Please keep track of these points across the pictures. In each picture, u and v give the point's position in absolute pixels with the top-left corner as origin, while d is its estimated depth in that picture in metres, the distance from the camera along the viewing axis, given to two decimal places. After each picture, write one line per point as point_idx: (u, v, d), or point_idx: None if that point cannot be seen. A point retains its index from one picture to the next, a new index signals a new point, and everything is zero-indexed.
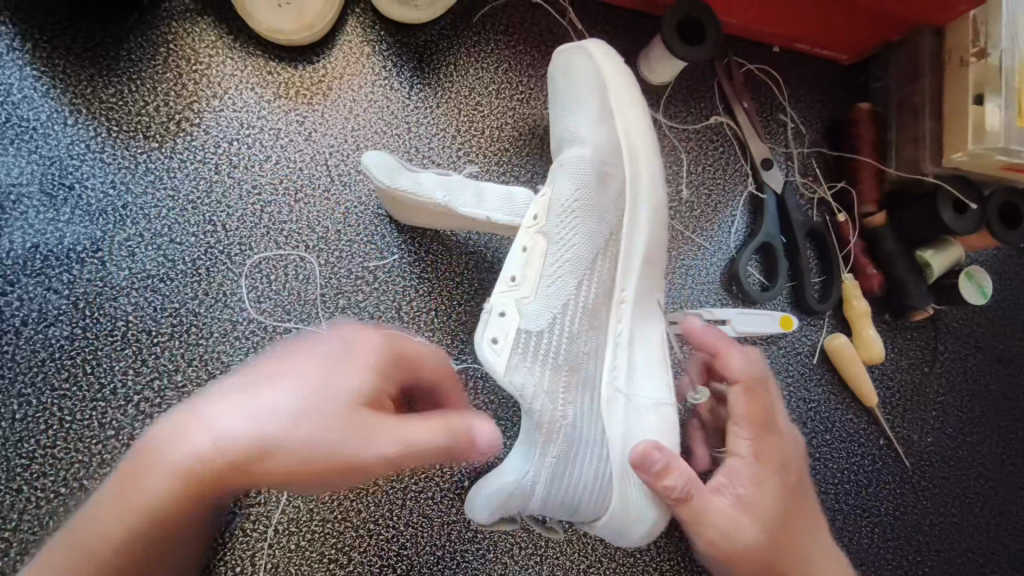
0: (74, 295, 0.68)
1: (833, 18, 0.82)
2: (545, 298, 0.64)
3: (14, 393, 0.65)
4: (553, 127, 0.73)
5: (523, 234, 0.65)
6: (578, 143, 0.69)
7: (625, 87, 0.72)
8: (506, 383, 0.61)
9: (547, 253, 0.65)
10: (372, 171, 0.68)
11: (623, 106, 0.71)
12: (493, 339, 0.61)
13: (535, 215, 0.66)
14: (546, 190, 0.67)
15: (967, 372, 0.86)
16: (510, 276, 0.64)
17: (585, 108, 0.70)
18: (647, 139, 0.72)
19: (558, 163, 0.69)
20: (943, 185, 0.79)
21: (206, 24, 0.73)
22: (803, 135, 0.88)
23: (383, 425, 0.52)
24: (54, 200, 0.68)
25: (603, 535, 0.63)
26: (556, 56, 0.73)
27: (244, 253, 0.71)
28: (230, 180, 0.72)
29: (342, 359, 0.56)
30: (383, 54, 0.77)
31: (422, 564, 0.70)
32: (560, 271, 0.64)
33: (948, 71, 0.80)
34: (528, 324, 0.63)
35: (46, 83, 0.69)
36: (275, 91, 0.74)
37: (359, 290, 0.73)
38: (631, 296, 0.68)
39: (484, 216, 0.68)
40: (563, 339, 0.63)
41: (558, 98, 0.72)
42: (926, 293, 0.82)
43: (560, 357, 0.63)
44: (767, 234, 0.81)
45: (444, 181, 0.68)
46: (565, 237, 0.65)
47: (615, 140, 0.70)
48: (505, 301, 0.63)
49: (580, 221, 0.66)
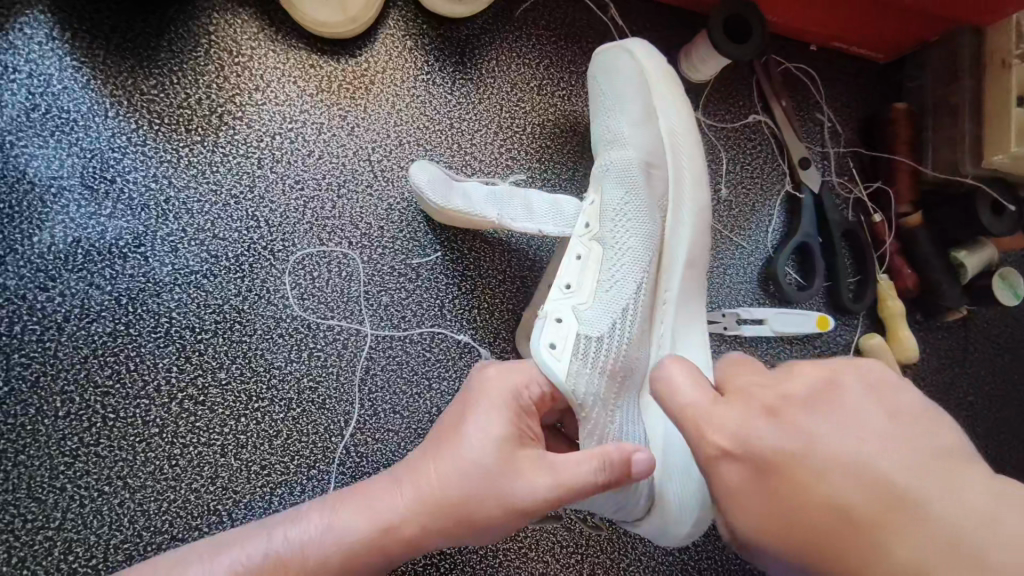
0: (117, 290, 0.67)
1: (872, 16, 0.82)
2: (604, 304, 0.63)
3: (57, 390, 0.64)
4: (593, 127, 0.73)
5: (575, 243, 0.66)
6: (619, 147, 0.69)
7: (664, 84, 0.71)
8: (566, 391, 0.59)
9: (603, 258, 0.65)
10: (423, 189, 0.69)
11: (667, 106, 0.71)
12: (550, 345, 0.60)
13: (586, 223, 0.67)
14: (594, 198, 0.68)
15: (996, 373, 0.87)
16: (565, 283, 0.64)
17: (627, 110, 0.69)
18: (690, 138, 0.71)
19: (603, 167, 0.69)
20: (985, 187, 0.80)
21: (248, 15, 0.72)
22: (839, 134, 0.88)
23: (540, 463, 0.53)
24: (96, 193, 0.67)
25: (650, 535, 0.63)
26: (596, 57, 0.73)
27: (287, 249, 0.70)
28: (272, 174, 0.71)
29: (491, 399, 0.57)
30: (425, 48, 0.76)
31: (465, 563, 0.70)
32: (617, 274, 0.65)
33: (989, 74, 0.80)
34: (587, 329, 0.62)
35: (86, 73, 0.68)
36: (317, 85, 0.73)
37: (402, 287, 0.72)
38: (673, 296, 0.68)
39: (535, 229, 0.68)
40: (623, 343, 0.63)
41: (602, 97, 0.72)
42: (960, 295, 0.82)
43: (619, 362, 0.62)
44: (803, 235, 0.81)
45: (493, 196, 0.69)
46: (618, 241, 0.65)
47: (659, 139, 0.69)
48: (561, 308, 0.63)
49: (634, 224, 0.66)
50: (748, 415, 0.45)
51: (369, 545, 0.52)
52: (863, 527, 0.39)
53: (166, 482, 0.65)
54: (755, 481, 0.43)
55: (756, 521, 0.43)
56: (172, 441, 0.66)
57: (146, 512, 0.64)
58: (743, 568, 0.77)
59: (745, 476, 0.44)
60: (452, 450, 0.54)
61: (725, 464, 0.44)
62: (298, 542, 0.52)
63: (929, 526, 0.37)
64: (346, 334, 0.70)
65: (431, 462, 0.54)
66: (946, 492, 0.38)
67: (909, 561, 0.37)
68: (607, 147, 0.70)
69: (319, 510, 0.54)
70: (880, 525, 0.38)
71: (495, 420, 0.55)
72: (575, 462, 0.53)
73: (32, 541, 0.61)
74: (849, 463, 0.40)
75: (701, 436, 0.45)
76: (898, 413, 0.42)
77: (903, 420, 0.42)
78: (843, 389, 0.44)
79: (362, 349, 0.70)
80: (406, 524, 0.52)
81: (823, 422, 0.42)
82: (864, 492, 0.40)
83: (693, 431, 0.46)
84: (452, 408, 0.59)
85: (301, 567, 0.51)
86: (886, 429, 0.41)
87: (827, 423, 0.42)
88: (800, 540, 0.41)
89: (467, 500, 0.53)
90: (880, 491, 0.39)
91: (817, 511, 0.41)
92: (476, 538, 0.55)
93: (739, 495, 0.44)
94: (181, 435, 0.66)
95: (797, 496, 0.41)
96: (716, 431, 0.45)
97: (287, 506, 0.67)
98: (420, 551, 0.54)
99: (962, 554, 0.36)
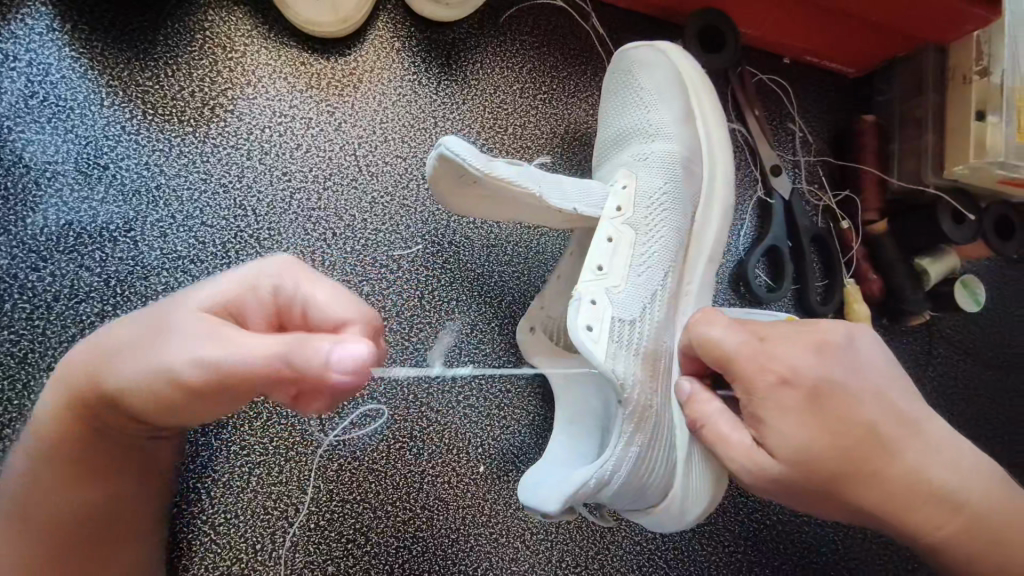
0: (106, 272, 0.69)
1: (843, 34, 0.86)
2: (634, 290, 0.66)
3: (44, 366, 0.66)
4: (611, 120, 0.76)
5: (606, 224, 0.67)
6: (663, 140, 0.73)
7: (701, 89, 0.77)
8: (607, 370, 0.60)
9: (634, 242, 0.67)
10: (456, 159, 0.60)
11: (702, 108, 0.76)
12: (587, 326, 0.61)
13: (617, 206, 0.68)
14: (627, 183, 0.70)
15: (958, 377, 0.90)
16: (597, 266, 0.65)
17: (665, 104, 0.74)
18: (722, 141, 0.77)
19: (639, 156, 0.72)
20: (944, 196, 0.83)
21: (242, 12, 0.75)
22: (810, 144, 0.91)
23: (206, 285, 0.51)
24: (89, 178, 0.70)
25: (640, 522, 0.67)
26: (624, 53, 0.77)
27: (272, 239, 0.73)
28: (260, 166, 0.74)
29: (223, 286, 0.50)
30: (412, 50, 0.80)
31: (436, 546, 0.72)
32: (648, 261, 0.68)
33: (951, 90, 0.84)
34: (618, 312, 0.64)
35: (83, 64, 0.71)
36: (307, 82, 0.76)
37: (383, 278, 0.75)
38: (696, 287, 0.73)
39: (571, 208, 0.65)
40: (649, 329, 0.66)
41: (634, 88, 0.75)
42: (922, 300, 0.85)
43: (646, 348, 0.65)
44: (773, 238, 0.84)
45: (524, 171, 0.63)
46: (651, 229, 0.69)
47: (697, 139, 0.75)
48: (595, 290, 0.64)
49: (668, 214, 0.70)
50: (801, 355, 0.54)
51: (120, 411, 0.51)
52: (888, 443, 0.52)
53: None
54: (803, 405, 0.52)
55: (801, 441, 0.52)
56: None
57: None
58: (709, 559, 0.79)
59: (797, 402, 0.53)
60: (170, 301, 0.50)
61: (781, 391, 0.53)
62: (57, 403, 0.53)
63: (924, 440, 0.53)
64: None
65: (142, 328, 0.49)
66: (927, 419, 0.54)
67: (915, 463, 0.52)
68: (645, 137, 0.73)
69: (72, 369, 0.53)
70: (895, 443, 0.52)
71: (232, 330, 0.45)
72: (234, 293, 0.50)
73: None
74: (869, 392, 0.53)
75: (762, 368, 0.54)
76: (893, 363, 0.55)
77: (896, 368, 0.55)
78: (861, 337, 0.55)
79: None
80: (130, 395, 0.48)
81: (857, 363, 0.54)
82: (885, 417, 0.52)
83: (755, 367, 0.54)
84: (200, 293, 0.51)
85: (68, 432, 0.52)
86: (889, 372, 0.55)
87: (853, 363, 0.54)
88: (839, 454, 0.52)
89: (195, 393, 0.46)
90: (899, 419, 0.53)
91: (857, 432, 0.52)
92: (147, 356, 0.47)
93: (790, 419, 0.53)
94: None
95: (835, 418, 0.52)
96: (777, 364, 0.54)
97: (264, 487, 0.69)
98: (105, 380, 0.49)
99: (942, 457, 0.53)
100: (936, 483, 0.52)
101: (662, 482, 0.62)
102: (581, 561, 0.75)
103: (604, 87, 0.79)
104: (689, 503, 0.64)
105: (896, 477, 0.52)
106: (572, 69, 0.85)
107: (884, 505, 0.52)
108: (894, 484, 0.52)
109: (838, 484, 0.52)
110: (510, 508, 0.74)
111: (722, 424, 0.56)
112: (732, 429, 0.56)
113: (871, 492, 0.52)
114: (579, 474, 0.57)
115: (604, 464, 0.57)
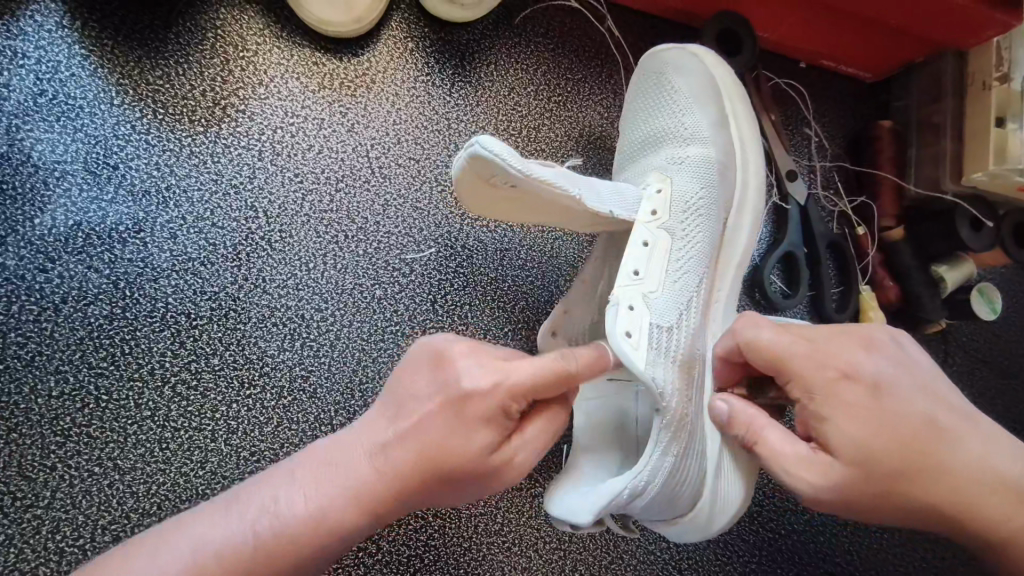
0: (115, 274, 0.68)
1: (860, 38, 0.85)
2: (669, 295, 0.64)
3: (51, 370, 0.65)
4: (642, 123, 0.74)
5: (643, 228, 0.65)
6: (698, 144, 0.72)
7: (735, 95, 0.75)
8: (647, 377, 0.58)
9: (671, 249, 0.66)
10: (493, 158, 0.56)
11: (737, 115, 0.75)
12: (626, 334, 0.58)
13: (652, 212, 0.67)
14: (662, 188, 0.69)
15: (973, 386, 0.89)
16: (633, 271, 0.63)
17: (704, 109, 0.73)
18: (756, 147, 0.76)
19: (675, 159, 0.71)
20: (964, 205, 0.82)
21: (255, 12, 0.74)
22: (826, 148, 0.91)
23: (424, 386, 0.50)
24: (99, 178, 0.69)
25: (666, 534, 0.66)
26: (653, 55, 0.75)
27: (284, 240, 0.72)
28: (272, 166, 0.73)
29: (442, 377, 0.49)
30: (425, 50, 0.79)
31: (448, 555, 0.71)
32: (684, 267, 0.67)
33: (971, 95, 0.83)
34: (655, 318, 0.62)
35: (94, 62, 0.70)
36: (319, 81, 0.75)
37: (395, 281, 0.73)
38: (726, 295, 0.72)
39: (607, 211, 0.63)
40: (684, 337, 0.64)
41: (668, 92, 0.74)
42: (940, 307, 0.84)
43: (681, 355, 0.63)
44: (790, 244, 0.82)
45: (561, 173, 0.59)
46: (687, 235, 0.68)
47: (732, 146, 0.74)
48: (631, 295, 0.61)
49: (704, 218, 0.70)
50: (852, 352, 0.53)
51: (369, 514, 0.49)
52: (949, 434, 0.52)
53: (156, 465, 0.65)
54: (864, 401, 0.51)
55: (870, 438, 0.50)
56: (164, 425, 0.66)
57: (134, 494, 0.64)
58: (724, 569, 0.78)
59: (858, 399, 0.51)
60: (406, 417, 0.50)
61: (842, 388, 0.51)
62: (270, 509, 0.49)
63: (979, 430, 0.53)
64: (340, 325, 0.71)
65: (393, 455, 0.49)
66: (973, 409, 0.54)
67: (975, 452, 0.52)
68: (680, 141, 0.72)
69: (270, 484, 0.50)
70: (954, 434, 0.52)
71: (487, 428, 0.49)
72: (436, 379, 0.50)
73: (20, 519, 0.62)
74: (926, 387, 0.52)
75: (819, 367, 0.52)
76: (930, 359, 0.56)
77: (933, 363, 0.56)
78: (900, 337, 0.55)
79: (354, 341, 0.71)
80: (391, 494, 0.49)
81: (904, 359, 0.53)
82: (940, 407, 0.52)
83: (812, 367, 0.52)
84: (398, 400, 0.51)
85: (292, 534, 0.48)
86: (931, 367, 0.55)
87: (903, 360, 0.53)
88: (907, 451, 0.51)
89: (466, 483, 0.51)
90: (952, 409, 0.53)
91: (921, 426, 0.51)
92: (413, 472, 0.49)
93: (857, 419, 0.51)
94: (173, 419, 0.66)
95: (899, 413, 0.51)
96: (834, 362, 0.52)
97: None
98: (365, 489, 0.49)
99: (996, 445, 0.53)
100: (998, 470, 0.52)
101: (693, 491, 0.61)
102: (595, 571, 0.74)
103: (630, 90, 0.78)
104: (717, 514, 0.63)
105: (964, 467, 0.52)
106: (587, 71, 0.83)
107: (957, 500, 0.52)
108: (961, 475, 0.52)
109: (909, 480, 0.51)
110: (523, 517, 0.73)
111: (772, 435, 0.54)
112: (784, 440, 0.53)
113: (941, 485, 0.51)
114: (612, 483, 0.55)
115: (641, 473, 0.55)
